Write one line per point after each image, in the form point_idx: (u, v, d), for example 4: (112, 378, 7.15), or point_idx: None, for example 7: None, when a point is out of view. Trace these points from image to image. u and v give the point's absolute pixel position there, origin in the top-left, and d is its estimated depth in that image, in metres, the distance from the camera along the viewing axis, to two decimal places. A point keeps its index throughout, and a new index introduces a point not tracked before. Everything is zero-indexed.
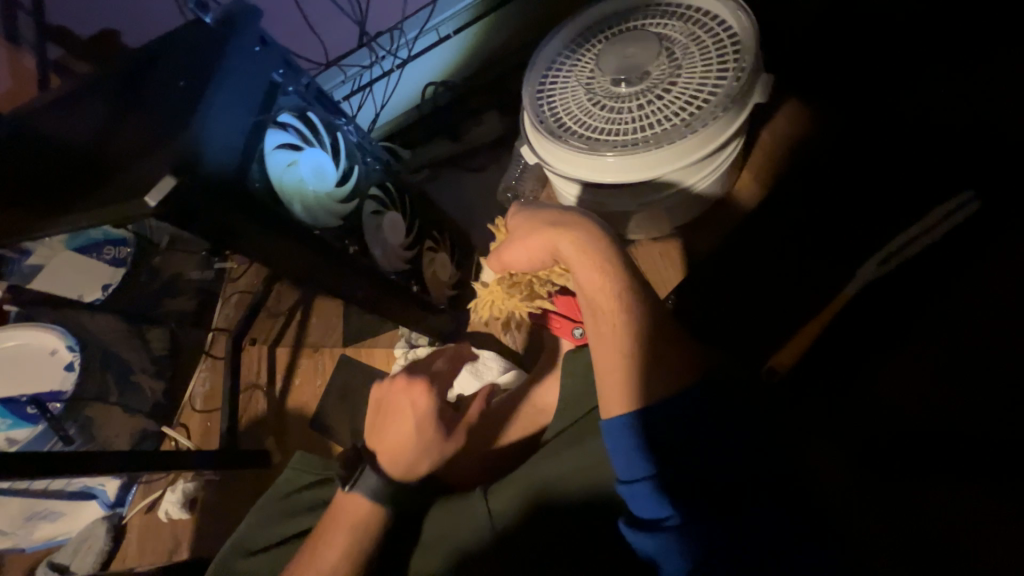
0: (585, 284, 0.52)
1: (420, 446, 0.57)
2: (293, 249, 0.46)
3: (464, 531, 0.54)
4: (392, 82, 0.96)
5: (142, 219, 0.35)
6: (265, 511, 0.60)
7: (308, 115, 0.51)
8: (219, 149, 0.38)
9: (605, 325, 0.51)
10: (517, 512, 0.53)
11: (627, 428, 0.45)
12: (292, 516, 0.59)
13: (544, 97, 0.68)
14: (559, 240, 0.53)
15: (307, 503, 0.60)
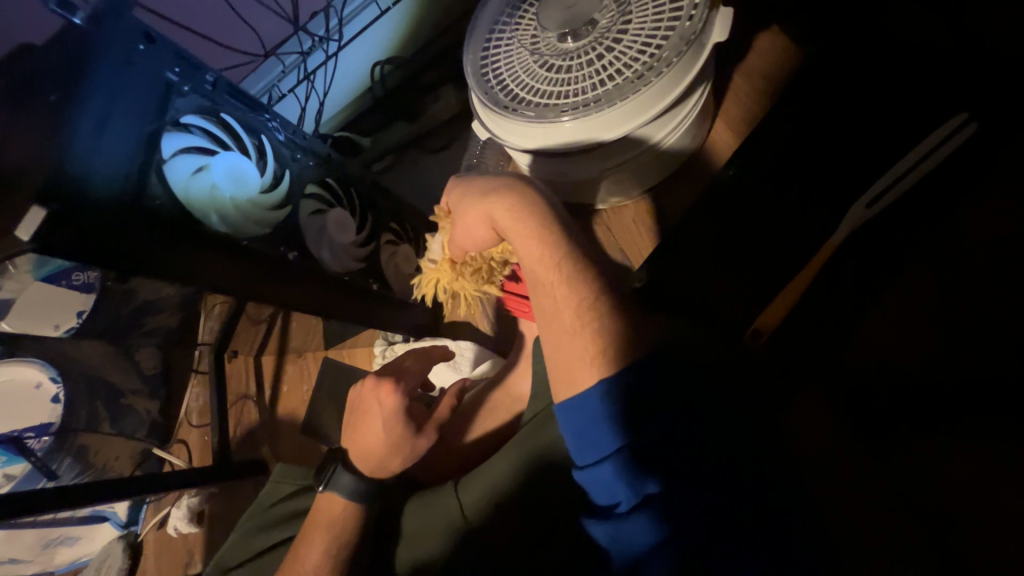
0: (524, 254, 0.50)
1: (389, 443, 0.56)
2: (214, 263, 0.43)
3: (436, 525, 0.54)
4: (332, 68, 0.90)
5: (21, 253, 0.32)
6: (246, 526, 0.60)
7: (218, 114, 0.47)
8: (100, 165, 0.35)
9: (550, 297, 0.48)
10: (485, 505, 0.52)
11: (580, 408, 0.43)
12: (270, 530, 0.58)
13: (488, 65, 0.62)
14: (493, 208, 0.51)
15: (285, 515, 0.59)
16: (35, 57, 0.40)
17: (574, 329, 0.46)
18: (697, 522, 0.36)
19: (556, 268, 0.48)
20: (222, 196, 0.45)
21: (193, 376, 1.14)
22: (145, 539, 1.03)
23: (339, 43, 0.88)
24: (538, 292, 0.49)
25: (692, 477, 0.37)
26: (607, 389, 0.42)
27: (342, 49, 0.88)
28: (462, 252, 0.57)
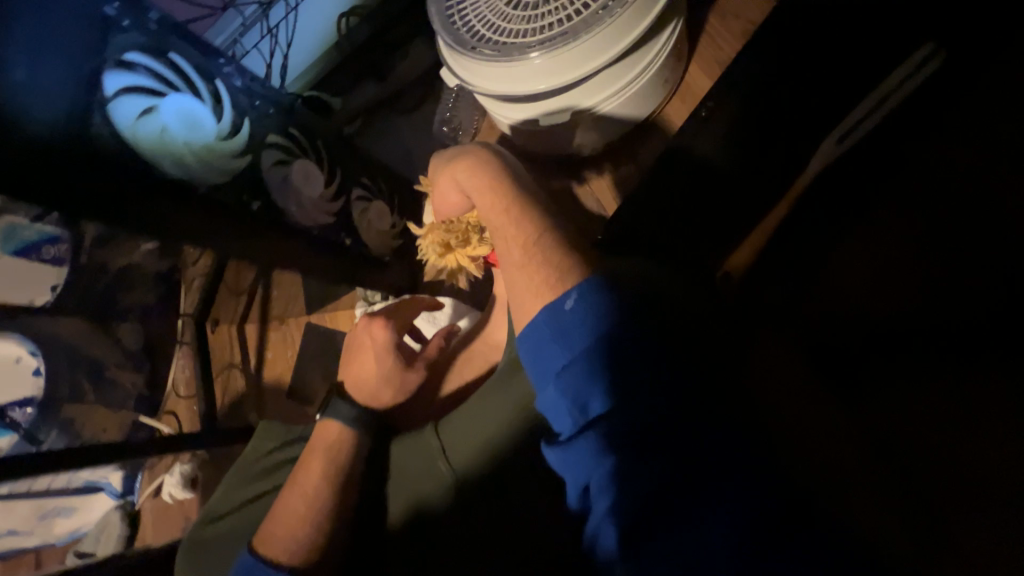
0: (482, 206, 0.52)
1: (383, 375, 0.58)
2: (171, 210, 0.42)
3: (417, 469, 0.53)
4: (293, 19, 0.84)
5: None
6: (233, 479, 0.59)
7: (165, 57, 0.45)
8: (35, 101, 0.34)
9: (506, 241, 0.49)
10: (466, 443, 0.51)
11: (553, 331, 0.40)
12: (256, 480, 0.57)
13: (452, 7, 0.60)
14: (455, 169, 0.55)
15: (273, 464, 0.59)
16: None
17: (525, 262, 0.46)
18: (665, 451, 0.33)
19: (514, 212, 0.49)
20: (182, 132, 0.44)
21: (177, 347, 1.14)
22: (142, 508, 1.05)
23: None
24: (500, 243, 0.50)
25: (667, 404, 0.34)
26: (564, 316, 0.40)
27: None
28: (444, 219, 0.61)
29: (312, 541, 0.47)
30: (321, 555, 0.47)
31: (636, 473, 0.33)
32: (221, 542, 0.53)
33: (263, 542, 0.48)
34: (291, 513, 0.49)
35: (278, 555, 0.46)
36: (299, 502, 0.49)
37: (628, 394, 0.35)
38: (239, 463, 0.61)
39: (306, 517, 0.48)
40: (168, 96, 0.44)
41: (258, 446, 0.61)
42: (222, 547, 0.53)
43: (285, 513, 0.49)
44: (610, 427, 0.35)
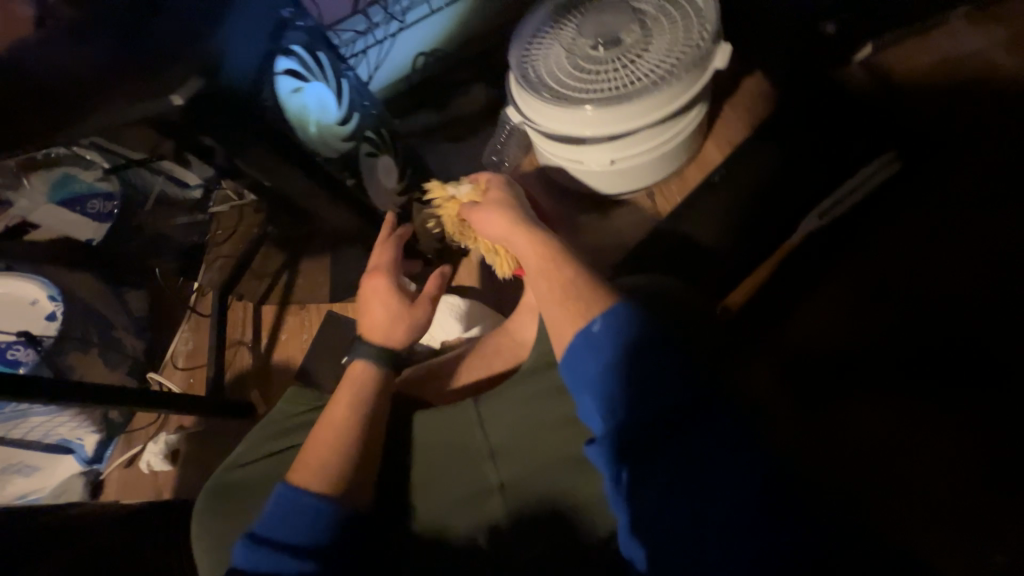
0: (531, 259, 0.57)
1: (396, 315, 0.60)
2: (286, 168, 0.51)
3: (452, 437, 0.58)
4: (384, 49, 0.99)
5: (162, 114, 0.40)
6: (262, 433, 0.63)
7: (316, 52, 0.55)
8: (238, 63, 0.43)
9: (541, 278, 0.54)
10: (506, 417, 0.57)
11: (594, 358, 0.46)
12: (287, 435, 0.62)
13: (529, 61, 0.73)
14: (516, 230, 0.59)
15: (302, 423, 0.63)
16: None
17: (563, 301, 0.51)
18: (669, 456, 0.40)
19: (552, 254, 0.55)
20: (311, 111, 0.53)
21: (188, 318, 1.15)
22: (108, 478, 1.01)
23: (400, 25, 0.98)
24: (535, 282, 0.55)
25: (682, 418, 0.41)
26: (591, 336, 0.46)
27: (401, 31, 0.99)
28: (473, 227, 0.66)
29: (341, 474, 0.50)
30: (349, 488, 0.50)
31: (650, 461, 0.41)
32: (253, 482, 0.58)
33: (294, 472, 0.50)
34: (323, 446, 0.51)
35: (310, 483, 0.49)
36: (328, 436, 0.52)
37: (647, 399, 0.43)
38: (268, 420, 0.65)
39: (337, 451, 0.51)
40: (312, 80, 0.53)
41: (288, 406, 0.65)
42: (251, 490, 0.57)
43: (316, 446, 0.52)
44: (633, 425, 0.42)
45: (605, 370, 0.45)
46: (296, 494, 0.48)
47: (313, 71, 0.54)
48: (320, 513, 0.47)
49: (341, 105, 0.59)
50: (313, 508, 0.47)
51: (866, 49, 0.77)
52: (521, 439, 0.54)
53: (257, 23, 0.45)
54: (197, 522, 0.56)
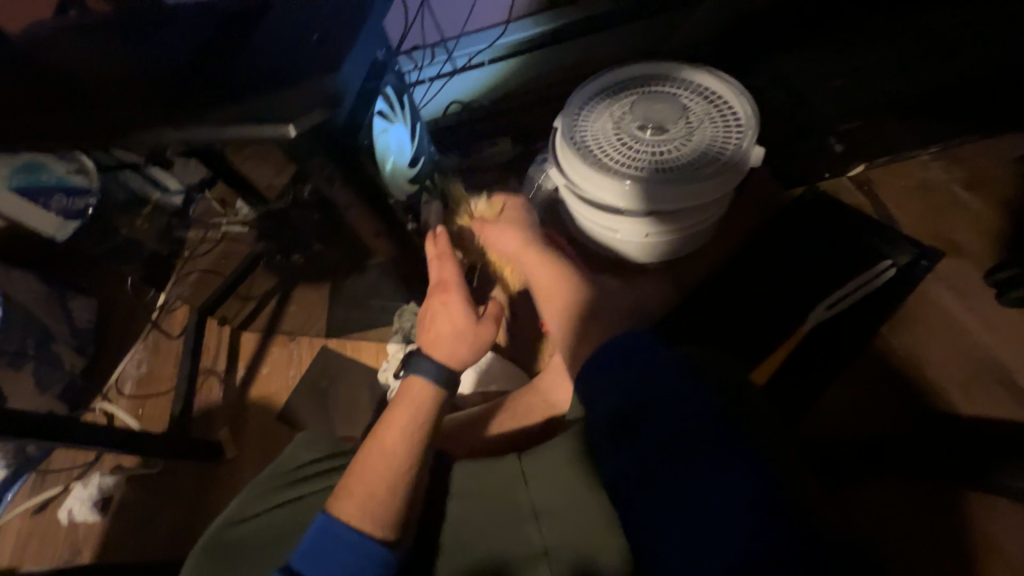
0: (543, 282, 0.61)
1: (463, 333, 0.56)
2: (359, 207, 0.49)
3: (494, 495, 0.54)
4: (431, 90, 1.00)
5: (267, 140, 0.39)
6: (270, 478, 0.56)
7: (400, 96, 0.55)
8: (347, 103, 0.42)
9: (553, 295, 0.60)
10: (550, 479, 0.53)
11: (633, 362, 0.47)
12: (302, 482, 0.55)
13: (577, 127, 0.77)
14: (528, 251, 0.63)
15: (320, 469, 0.56)
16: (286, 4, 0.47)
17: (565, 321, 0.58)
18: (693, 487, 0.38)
19: (560, 277, 0.60)
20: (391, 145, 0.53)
21: (139, 339, 1.00)
22: (5, 527, 0.81)
23: (451, 70, 0.97)
24: (544, 298, 0.61)
25: (704, 442, 0.39)
26: (628, 355, 0.47)
27: (450, 77, 0.99)
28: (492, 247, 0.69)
29: (391, 509, 0.47)
30: (396, 528, 0.47)
31: (643, 502, 0.40)
32: (255, 540, 0.50)
33: (338, 501, 0.47)
34: (376, 474, 0.48)
35: (355, 517, 0.46)
36: (380, 464, 0.48)
37: (646, 439, 0.42)
38: (276, 464, 0.57)
39: (389, 483, 0.48)
40: (396, 120, 0.53)
41: (302, 448, 0.58)
42: (260, 545, 0.49)
43: (366, 475, 0.48)
44: (622, 459, 0.43)
45: (616, 391, 0.46)
46: (340, 527, 0.44)
47: (397, 110, 0.54)
48: (368, 551, 0.44)
49: (412, 145, 0.59)
50: (357, 549, 0.44)
51: (856, 168, 0.90)
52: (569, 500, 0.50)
53: (367, 64, 0.44)
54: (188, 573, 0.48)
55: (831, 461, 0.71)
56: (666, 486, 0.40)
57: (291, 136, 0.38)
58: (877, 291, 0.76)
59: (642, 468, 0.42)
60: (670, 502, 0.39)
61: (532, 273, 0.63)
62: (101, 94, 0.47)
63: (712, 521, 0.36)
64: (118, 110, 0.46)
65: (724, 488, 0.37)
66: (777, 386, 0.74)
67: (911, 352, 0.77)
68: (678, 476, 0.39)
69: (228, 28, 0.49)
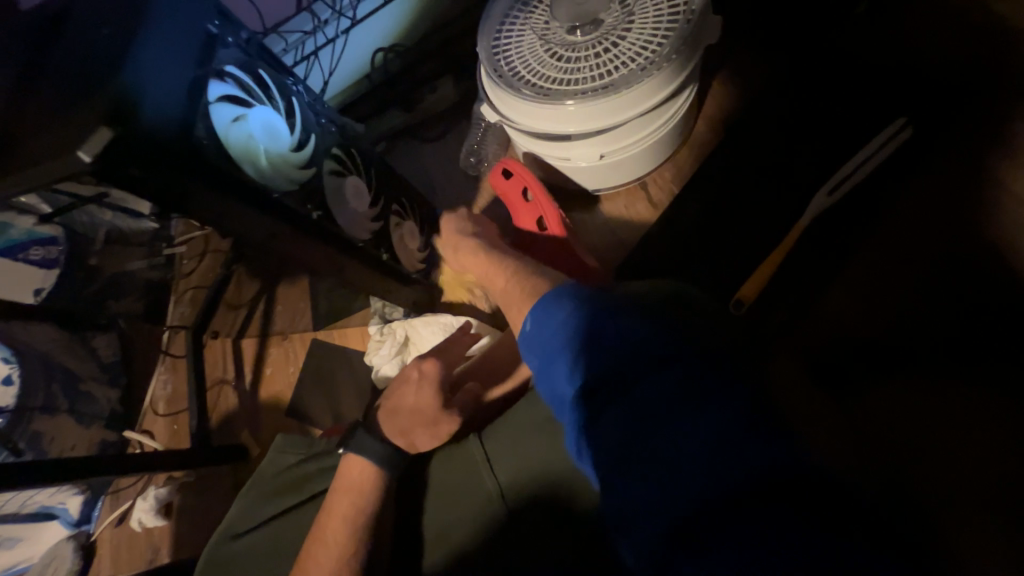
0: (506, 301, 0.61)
1: (422, 410, 0.61)
2: (241, 211, 0.44)
3: (467, 493, 0.56)
4: (338, 48, 0.88)
5: (78, 173, 0.34)
6: (255, 491, 0.60)
7: (259, 72, 0.50)
8: (161, 101, 0.37)
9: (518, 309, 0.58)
10: (513, 464, 0.54)
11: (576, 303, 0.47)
12: (285, 494, 0.59)
13: (499, 49, 0.66)
14: None
15: (296, 478, 0.60)
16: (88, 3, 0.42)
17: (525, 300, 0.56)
18: (659, 412, 0.36)
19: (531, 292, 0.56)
20: (268, 142, 0.49)
21: (160, 362, 1.08)
22: (101, 537, 0.95)
23: (350, 21, 0.86)
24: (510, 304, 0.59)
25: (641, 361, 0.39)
26: (540, 319, 0.49)
27: (352, 27, 0.87)
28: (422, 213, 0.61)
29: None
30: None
31: (626, 451, 0.36)
32: (251, 555, 0.56)
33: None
34: (329, 551, 0.53)
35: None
36: (324, 549, 0.53)
37: (607, 380, 0.40)
38: (258, 478, 0.61)
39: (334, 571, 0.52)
40: (258, 105, 0.49)
41: (280, 460, 0.61)
42: (251, 562, 0.55)
43: (322, 545, 0.53)
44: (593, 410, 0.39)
45: (561, 325, 0.46)
46: None
47: (257, 96, 0.49)
48: None
49: (295, 126, 0.53)
50: None
51: None
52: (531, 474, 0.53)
53: (178, 52, 0.40)
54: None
55: None
56: (628, 425, 0.37)
57: (88, 160, 0.34)
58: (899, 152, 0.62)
59: (606, 410, 0.39)
60: (636, 453, 0.35)
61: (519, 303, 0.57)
62: None
63: (683, 461, 0.33)
64: None
65: (697, 423, 0.34)
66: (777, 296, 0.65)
67: None
68: (644, 420, 0.36)
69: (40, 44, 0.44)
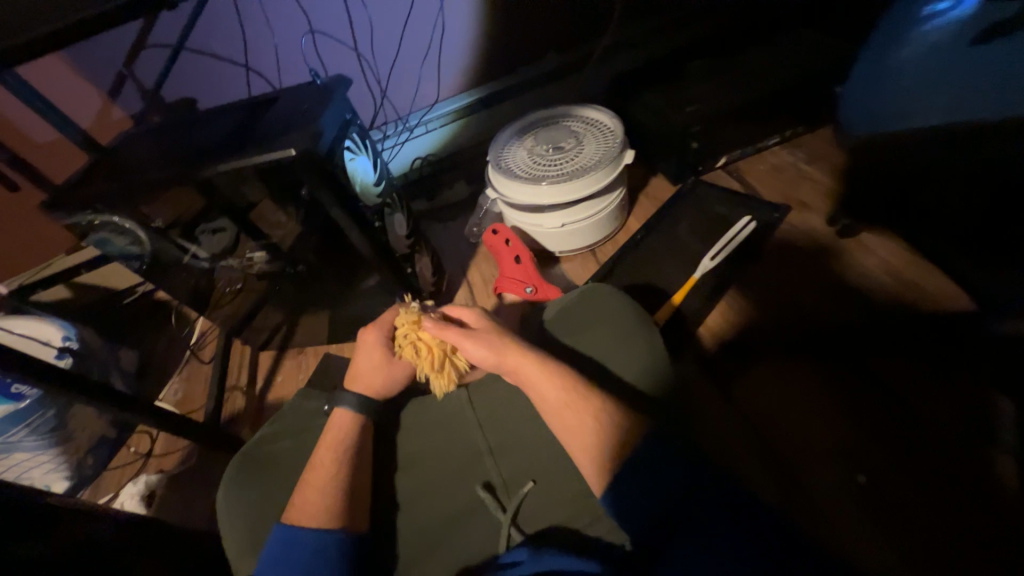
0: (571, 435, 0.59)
1: (382, 367, 0.77)
2: (337, 203, 0.75)
3: (452, 431, 0.75)
4: (394, 151, 1.29)
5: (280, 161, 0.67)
6: (279, 422, 0.75)
7: (365, 142, 0.86)
8: (327, 137, 0.72)
9: (588, 442, 0.58)
10: (493, 406, 0.76)
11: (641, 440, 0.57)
12: (299, 425, 0.73)
13: (501, 156, 1.05)
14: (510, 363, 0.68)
15: (317, 409, 0.76)
16: (288, 98, 0.81)
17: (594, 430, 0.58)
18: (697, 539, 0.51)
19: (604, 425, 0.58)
20: (362, 171, 0.84)
21: (180, 369, 1.20)
22: None
23: (409, 136, 1.29)
24: (579, 441, 0.58)
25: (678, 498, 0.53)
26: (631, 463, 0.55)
27: (409, 140, 1.30)
28: (430, 355, 0.77)
29: (335, 503, 0.60)
30: (335, 521, 0.58)
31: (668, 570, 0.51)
32: (276, 461, 0.69)
33: (293, 505, 0.60)
34: (316, 480, 0.61)
35: (304, 518, 0.58)
36: (315, 478, 0.62)
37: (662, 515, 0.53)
38: (279, 417, 0.75)
39: (322, 486, 0.61)
40: (361, 153, 0.83)
41: (298, 403, 0.77)
42: (273, 465, 0.69)
43: (314, 470, 0.63)
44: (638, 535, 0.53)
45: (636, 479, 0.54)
46: (298, 532, 0.56)
47: (360, 146, 0.83)
48: (310, 539, 0.55)
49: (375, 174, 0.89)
50: (308, 538, 0.55)
51: (723, 161, 1.17)
52: (510, 414, 0.74)
53: (336, 118, 0.75)
54: (224, 514, 0.65)
55: (730, 371, 0.88)
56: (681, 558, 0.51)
57: (292, 156, 0.67)
58: (744, 241, 1.00)
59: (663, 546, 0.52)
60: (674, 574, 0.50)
61: (582, 443, 0.58)
62: (179, 160, 0.77)
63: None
64: (185, 166, 0.75)
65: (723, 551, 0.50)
66: (678, 323, 0.93)
67: (784, 282, 0.97)
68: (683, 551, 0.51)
69: (253, 116, 0.81)
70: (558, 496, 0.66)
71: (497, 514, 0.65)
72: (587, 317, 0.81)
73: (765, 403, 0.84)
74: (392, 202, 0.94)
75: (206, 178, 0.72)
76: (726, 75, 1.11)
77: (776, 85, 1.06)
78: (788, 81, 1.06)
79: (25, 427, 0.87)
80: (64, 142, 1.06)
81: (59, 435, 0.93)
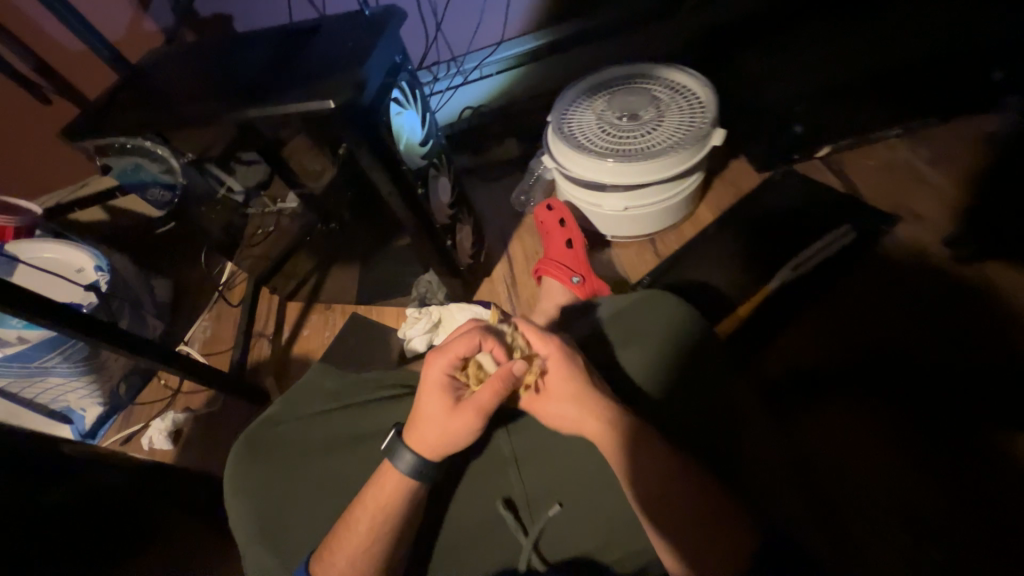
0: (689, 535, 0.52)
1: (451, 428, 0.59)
2: (377, 165, 0.66)
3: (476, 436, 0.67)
4: (443, 98, 1.18)
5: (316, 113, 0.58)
6: (292, 398, 0.70)
7: (414, 92, 0.75)
8: (372, 86, 0.61)
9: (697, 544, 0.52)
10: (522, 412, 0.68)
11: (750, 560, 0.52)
12: (311, 410, 0.68)
13: (565, 120, 0.91)
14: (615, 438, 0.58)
15: (332, 390, 0.70)
16: (332, 30, 0.69)
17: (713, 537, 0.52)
18: None
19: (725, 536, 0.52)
20: (407, 128, 0.74)
21: (207, 308, 1.20)
22: None
23: (462, 81, 1.15)
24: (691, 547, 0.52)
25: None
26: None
27: (462, 86, 1.16)
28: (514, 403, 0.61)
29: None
30: None
31: None
32: (287, 443, 0.65)
33: (320, 557, 0.55)
34: (353, 548, 0.54)
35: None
36: (349, 545, 0.55)
37: None
38: (292, 392, 0.70)
39: (355, 558, 0.54)
40: (408, 106, 0.72)
41: (313, 380, 0.71)
42: (284, 447, 0.65)
43: (349, 531, 0.55)
44: None
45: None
46: None
47: (409, 98, 0.73)
48: None
49: (422, 131, 0.78)
50: None
51: (824, 150, 0.99)
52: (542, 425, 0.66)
53: (384, 62, 0.64)
54: (233, 509, 0.61)
55: (793, 402, 0.79)
56: None
57: (331, 109, 0.57)
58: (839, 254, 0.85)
59: None
60: None
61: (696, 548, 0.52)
62: (209, 95, 0.69)
63: None
64: (214, 104, 0.66)
65: None
66: (742, 339, 0.83)
67: (875, 308, 0.84)
68: None
69: (291, 48, 0.70)
70: (588, 527, 0.60)
71: (518, 536, 0.61)
72: (639, 328, 0.70)
73: (830, 443, 0.75)
74: (438, 166, 0.83)
75: (236, 122, 0.63)
76: (853, 43, 0.91)
77: (917, 62, 0.86)
78: (936, 57, 0.85)
79: (58, 355, 0.87)
80: (91, 55, 0.98)
81: (91, 365, 0.93)
